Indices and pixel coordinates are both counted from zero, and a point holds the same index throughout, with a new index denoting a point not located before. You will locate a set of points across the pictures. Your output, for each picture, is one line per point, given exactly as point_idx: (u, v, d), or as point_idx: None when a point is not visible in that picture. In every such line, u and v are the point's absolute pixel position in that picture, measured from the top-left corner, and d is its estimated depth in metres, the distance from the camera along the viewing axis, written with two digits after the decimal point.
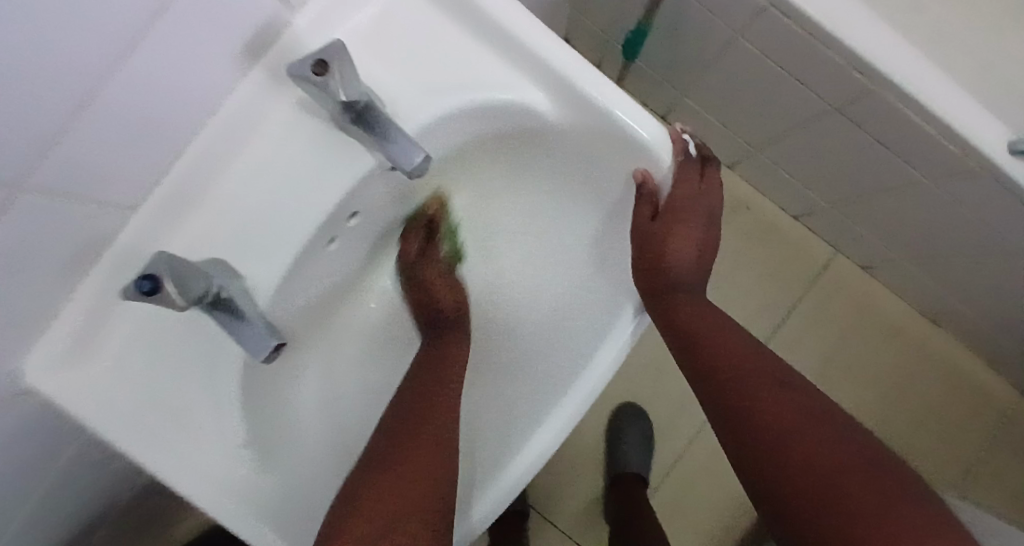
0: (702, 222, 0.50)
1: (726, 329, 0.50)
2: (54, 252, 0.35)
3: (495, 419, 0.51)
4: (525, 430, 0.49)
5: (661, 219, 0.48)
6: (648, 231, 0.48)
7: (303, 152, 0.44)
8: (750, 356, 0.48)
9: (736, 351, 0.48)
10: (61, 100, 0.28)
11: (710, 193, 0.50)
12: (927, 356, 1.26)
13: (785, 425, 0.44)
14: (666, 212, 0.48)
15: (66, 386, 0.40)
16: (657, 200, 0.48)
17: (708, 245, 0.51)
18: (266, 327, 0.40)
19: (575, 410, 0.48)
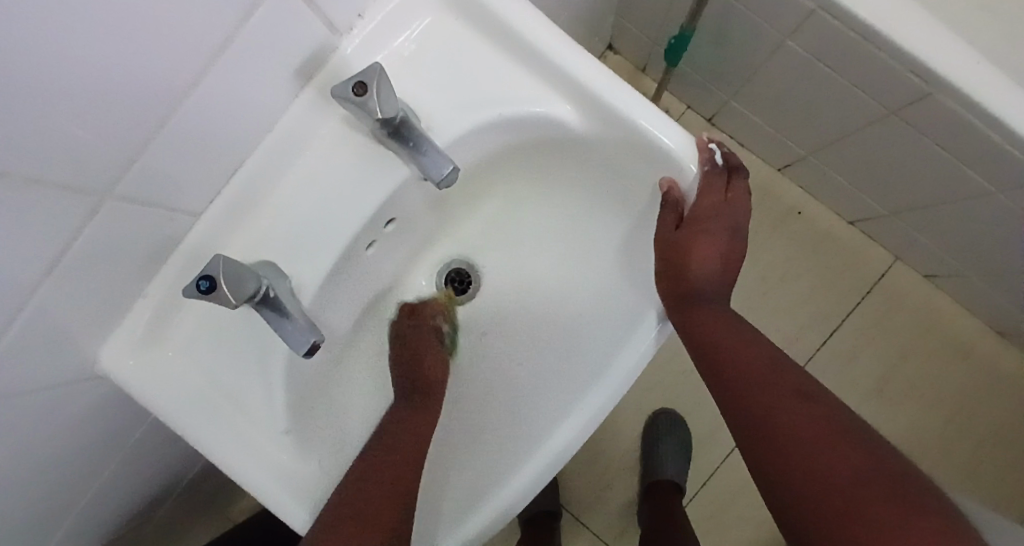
0: (727, 232, 0.51)
1: (750, 342, 0.50)
2: (129, 250, 0.40)
3: (518, 418, 0.54)
4: (544, 430, 0.50)
5: (686, 229, 0.49)
6: (672, 240, 0.49)
7: (345, 163, 0.47)
8: (770, 367, 0.49)
9: (757, 362, 0.49)
10: (131, 119, 0.32)
11: (735, 202, 0.50)
12: (993, 372, 1.18)
13: (806, 434, 0.44)
14: (691, 221, 0.49)
15: (141, 367, 0.46)
16: (682, 208, 0.49)
17: (733, 256, 0.52)
18: (308, 324, 0.43)
19: (599, 407, 0.48)
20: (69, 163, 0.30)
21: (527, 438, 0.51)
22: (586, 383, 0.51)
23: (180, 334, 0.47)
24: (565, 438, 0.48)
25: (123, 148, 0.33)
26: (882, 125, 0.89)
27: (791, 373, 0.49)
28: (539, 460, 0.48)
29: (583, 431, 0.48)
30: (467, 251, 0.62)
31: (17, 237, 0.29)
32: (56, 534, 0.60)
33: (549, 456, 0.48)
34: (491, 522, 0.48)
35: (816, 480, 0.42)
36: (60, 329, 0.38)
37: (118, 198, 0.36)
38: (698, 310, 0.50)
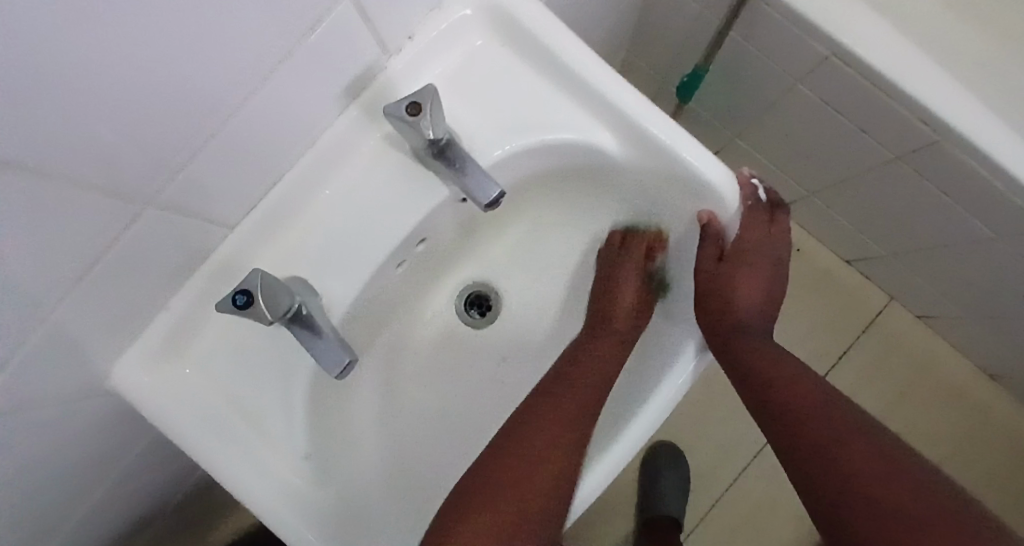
0: (769, 267, 0.52)
1: (801, 381, 0.49)
2: (161, 260, 0.39)
3: None
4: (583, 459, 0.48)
5: (727, 265, 0.49)
6: (712, 275, 0.49)
7: (385, 183, 0.47)
8: (819, 402, 0.47)
9: (807, 398, 0.47)
10: (185, 125, 0.31)
11: (778, 238, 0.51)
12: (985, 414, 1.20)
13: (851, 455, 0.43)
14: (732, 257, 0.49)
15: (155, 384, 0.44)
16: (724, 242, 0.49)
17: (770, 290, 0.52)
18: (341, 343, 0.42)
19: (637, 439, 0.46)
20: (113, 166, 0.29)
21: None
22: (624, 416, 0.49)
23: (199, 348, 0.45)
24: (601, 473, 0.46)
25: (165, 157, 0.32)
26: (886, 169, 0.92)
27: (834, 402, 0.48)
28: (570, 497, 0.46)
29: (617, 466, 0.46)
30: (490, 276, 0.62)
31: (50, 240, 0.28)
32: None
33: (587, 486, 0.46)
34: None
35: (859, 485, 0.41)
36: (76, 340, 0.36)
37: (159, 208, 0.34)
38: (739, 346, 0.51)
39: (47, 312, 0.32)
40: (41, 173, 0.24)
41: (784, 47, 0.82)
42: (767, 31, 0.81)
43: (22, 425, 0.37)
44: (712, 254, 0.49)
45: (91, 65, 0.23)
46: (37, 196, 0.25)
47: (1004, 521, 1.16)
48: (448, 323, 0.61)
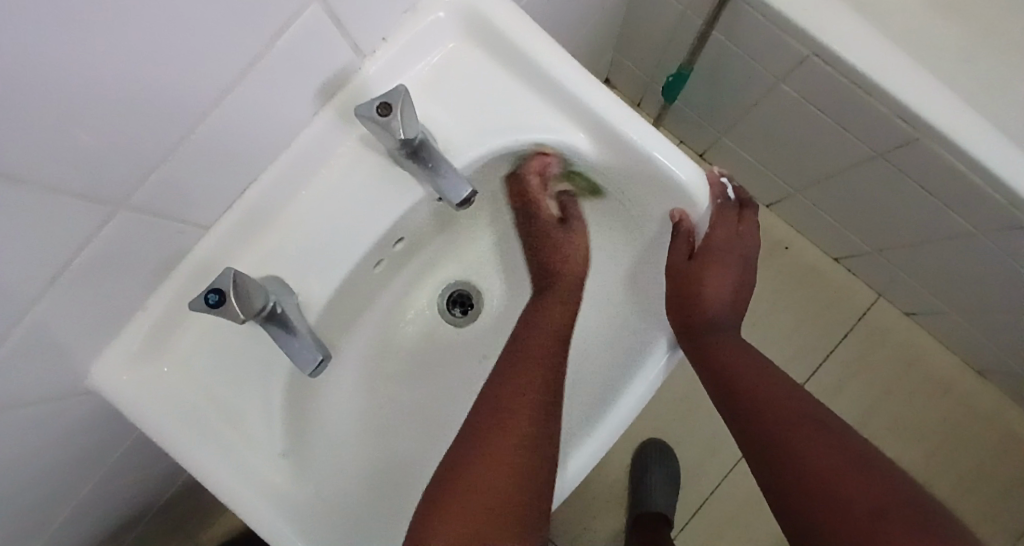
0: (738, 264, 0.52)
1: (766, 375, 0.51)
2: (137, 261, 0.39)
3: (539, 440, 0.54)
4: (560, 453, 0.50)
5: (702, 261, 0.49)
6: (685, 273, 0.50)
7: (361, 183, 0.47)
8: (781, 398, 0.49)
9: (770, 393, 0.49)
10: (159, 127, 0.32)
11: (747, 236, 0.52)
12: (972, 409, 1.21)
13: (815, 450, 0.45)
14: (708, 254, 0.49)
15: (134, 384, 0.44)
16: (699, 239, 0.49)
17: (740, 287, 0.53)
18: (314, 341, 0.43)
19: (610, 434, 0.48)
20: (88, 173, 0.29)
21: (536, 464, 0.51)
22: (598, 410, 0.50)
23: (178, 348, 0.45)
24: (577, 467, 0.48)
25: (138, 162, 0.32)
26: (869, 166, 0.92)
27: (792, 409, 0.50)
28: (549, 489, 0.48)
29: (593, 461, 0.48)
30: (470, 273, 0.63)
31: (25, 241, 0.28)
32: None
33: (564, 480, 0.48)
34: None
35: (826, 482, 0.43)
36: (51, 342, 0.37)
37: (134, 209, 0.35)
38: (708, 341, 0.52)
39: (19, 311, 0.32)
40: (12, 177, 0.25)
41: (765, 46, 0.83)
42: (749, 30, 0.82)
43: (2, 423, 0.37)
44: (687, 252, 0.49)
45: (60, 68, 0.23)
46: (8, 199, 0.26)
47: (991, 514, 1.17)
48: (429, 322, 0.61)
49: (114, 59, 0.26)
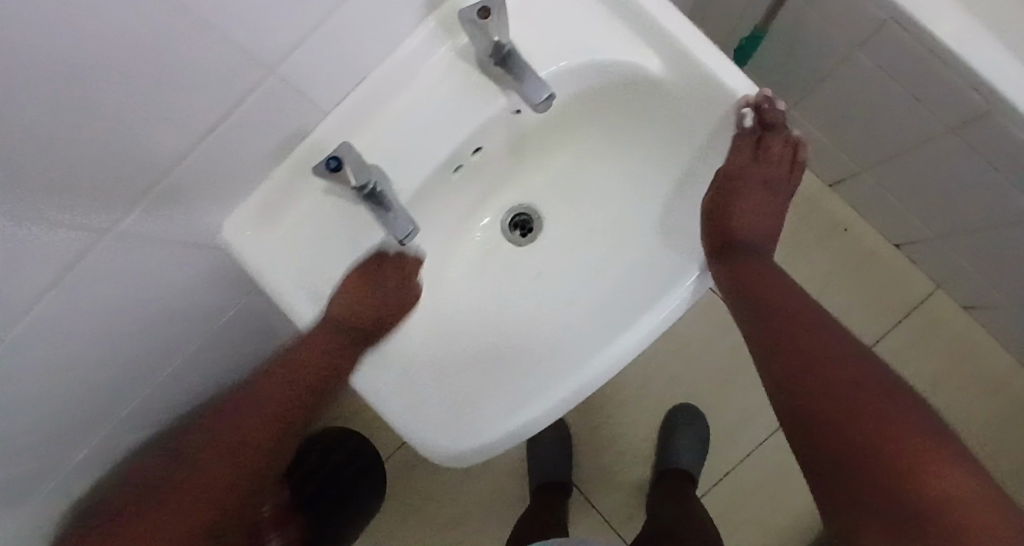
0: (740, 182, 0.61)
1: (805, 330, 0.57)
2: (271, 129, 0.47)
3: (585, 335, 0.60)
4: (584, 357, 0.55)
5: (734, 179, 0.58)
6: (720, 184, 0.61)
7: (455, 87, 0.54)
8: (818, 356, 0.55)
9: (810, 351, 0.55)
10: (309, 7, 0.40)
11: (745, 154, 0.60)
12: (1023, 411, 1.18)
13: (843, 415, 0.51)
14: (739, 174, 0.58)
15: (256, 237, 0.54)
16: (740, 161, 0.58)
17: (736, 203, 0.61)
18: (408, 215, 0.52)
19: (644, 334, 0.54)
20: (242, 33, 0.37)
21: (558, 367, 0.57)
22: (636, 314, 0.56)
23: (290, 214, 0.54)
24: (604, 364, 0.53)
25: (279, 38, 0.40)
26: (938, 143, 0.92)
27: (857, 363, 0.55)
28: (556, 394, 0.53)
29: (620, 358, 0.53)
30: (534, 196, 0.69)
31: (183, 80, 0.36)
32: (138, 397, 0.67)
33: (591, 373, 0.53)
34: (532, 424, 0.54)
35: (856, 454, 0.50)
36: (198, 183, 0.46)
37: (279, 78, 0.43)
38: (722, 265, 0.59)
39: (177, 147, 0.41)
40: (191, 15, 0.32)
41: (842, 11, 0.84)
42: None
43: (142, 246, 0.47)
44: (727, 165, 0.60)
45: None
46: (181, 34, 0.33)
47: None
48: (494, 234, 0.68)
49: None
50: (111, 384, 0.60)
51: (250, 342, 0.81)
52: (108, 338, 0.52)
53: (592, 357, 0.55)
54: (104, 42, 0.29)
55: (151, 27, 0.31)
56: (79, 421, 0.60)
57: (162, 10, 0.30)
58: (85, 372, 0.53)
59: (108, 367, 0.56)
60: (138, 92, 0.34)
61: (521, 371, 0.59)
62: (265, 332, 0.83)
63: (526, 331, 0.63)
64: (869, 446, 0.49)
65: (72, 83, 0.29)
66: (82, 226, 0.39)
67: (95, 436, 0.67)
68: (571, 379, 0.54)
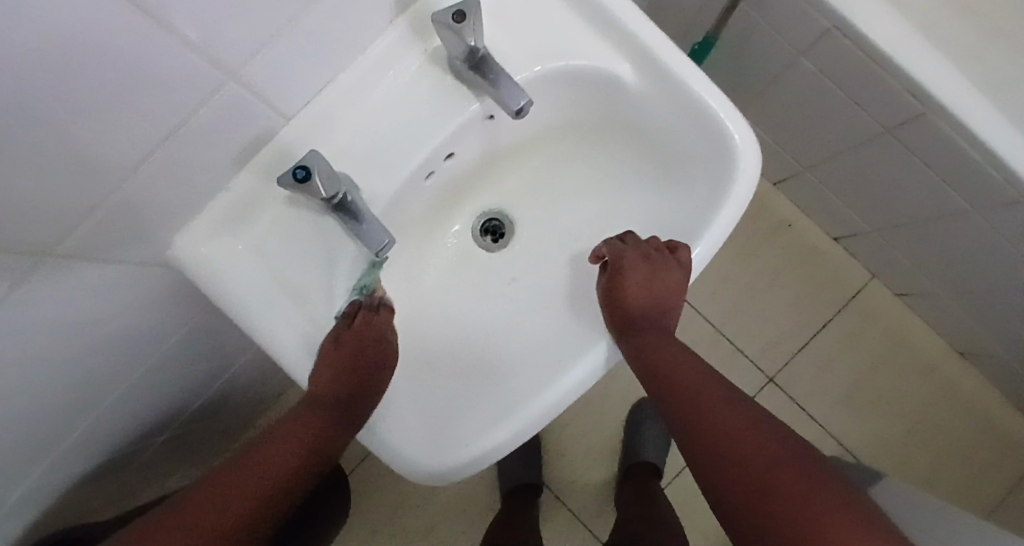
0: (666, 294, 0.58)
1: (689, 368, 0.56)
2: (229, 137, 0.44)
3: (558, 342, 0.59)
4: (534, 387, 0.54)
5: (632, 265, 0.57)
6: (611, 265, 0.58)
7: (424, 90, 0.52)
8: (702, 388, 0.54)
9: (693, 386, 0.54)
10: (274, 8, 0.37)
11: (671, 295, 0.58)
12: (954, 390, 1.27)
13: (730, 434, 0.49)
14: (638, 262, 0.56)
15: (213, 252, 0.50)
16: (642, 250, 0.57)
17: (661, 305, 0.59)
18: (380, 224, 0.49)
19: (592, 366, 0.54)
20: (203, 31, 0.34)
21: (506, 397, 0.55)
22: (587, 344, 0.56)
23: (251, 226, 0.51)
24: (552, 398, 0.52)
25: (243, 38, 0.37)
26: (875, 144, 0.98)
27: (773, 433, 0.49)
28: (505, 428, 0.52)
29: (569, 391, 0.53)
30: (504, 202, 0.68)
31: (140, 84, 0.33)
32: (78, 429, 0.62)
33: (540, 406, 0.52)
34: (488, 454, 0.52)
35: (740, 464, 0.47)
36: (148, 198, 0.42)
37: (240, 82, 0.40)
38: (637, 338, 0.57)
39: (130, 159, 0.38)
40: (146, 8, 0.29)
41: (789, 20, 0.88)
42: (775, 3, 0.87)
43: (89, 268, 0.43)
44: (621, 246, 0.58)
45: None
46: (139, 30, 0.30)
47: (961, 487, 1.24)
48: (462, 243, 0.67)
49: None
50: (48, 418, 0.54)
51: (203, 364, 0.76)
52: (46, 367, 0.47)
53: (545, 384, 0.54)
54: (55, 36, 0.25)
55: (108, 23, 0.28)
56: (10, 460, 0.54)
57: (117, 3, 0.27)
58: (18, 406, 0.48)
59: (45, 399, 0.51)
60: (90, 97, 0.31)
61: (465, 398, 0.56)
62: (220, 354, 0.78)
63: (501, 338, 0.62)
64: (754, 462, 0.46)
65: (19, 87, 0.26)
66: (28, 250, 0.35)
67: (29, 475, 0.61)
68: (520, 413, 0.52)
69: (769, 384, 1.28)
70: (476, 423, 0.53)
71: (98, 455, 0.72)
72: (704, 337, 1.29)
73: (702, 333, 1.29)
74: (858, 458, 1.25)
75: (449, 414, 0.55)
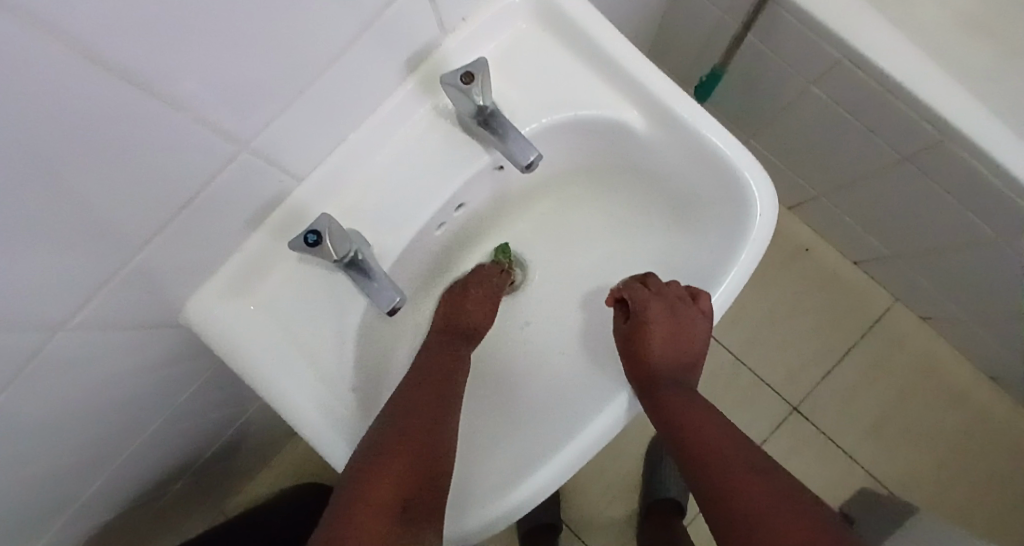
0: (692, 340, 0.57)
1: (712, 419, 0.55)
2: (241, 202, 0.45)
3: (576, 390, 0.58)
4: (557, 438, 0.53)
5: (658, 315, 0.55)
6: (633, 313, 0.57)
7: (437, 147, 0.53)
8: (727, 444, 0.52)
9: (716, 440, 0.52)
10: (283, 84, 0.38)
11: (696, 341, 0.57)
12: (986, 416, 1.23)
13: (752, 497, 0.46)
14: (662, 312, 0.55)
15: (226, 312, 0.50)
16: (665, 299, 0.56)
17: (683, 351, 0.58)
18: (391, 283, 0.49)
19: (613, 419, 0.52)
20: (210, 105, 0.34)
21: (530, 448, 0.53)
22: (608, 393, 0.55)
23: (264, 286, 0.51)
24: (576, 451, 0.51)
25: (252, 109, 0.37)
26: (891, 170, 0.96)
27: (806, 504, 0.46)
28: (530, 482, 0.50)
29: (594, 445, 0.51)
30: (516, 245, 0.67)
31: (148, 161, 0.33)
32: (92, 486, 0.62)
33: (565, 458, 0.51)
34: (507, 511, 0.50)
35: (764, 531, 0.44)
36: (157, 267, 0.42)
37: (252, 153, 0.41)
38: (661, 390, 0.55)
39: (141, 231, 0.38)
40: (155, 94, 0.30)
41: (799, 51, 0.87)
42: (784, 34, 0.86)
43: (104, 336, 0.43)
44: (645, 293, 0.57)
45: (221, 14, 0.29)
46: (141, 109, 0.30)
47: (999, 519, 1.19)
48: None
49: (256, 15, 0.31)
50: (61, 479, 0.54)
51: (219, 411, 0.77)
52: (62, 432, 0.47)
53: (566, 437, 0.52)
54: (48, 121, 0.25)
55: (107, 109, 0.28)
56: (26, 520, 0.54)
57: (113, 86, 0.27)
58: (32, 471, 0.48)
59: (57, 462, 0.51)
60: (98, 179, 0.31)
61: (485, 450, 0.55)
62: (234, 402, 0.78)
63: (516, 388, 0.61)
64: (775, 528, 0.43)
65: (14, 181, 0.25)
66: (37, 328, 0.35)
67: (46, 532, 0.61)
68: (546, 465, 0.51)
69: (793, 414, 1.25)
70: (488, 482, 0.52)
71: (112, 508, 0.72)
72: (723, 367, 1.27)
73: (721, 362, 1.27)
74: (889, 490, 1.21)
75: (469, 471, 0.53)
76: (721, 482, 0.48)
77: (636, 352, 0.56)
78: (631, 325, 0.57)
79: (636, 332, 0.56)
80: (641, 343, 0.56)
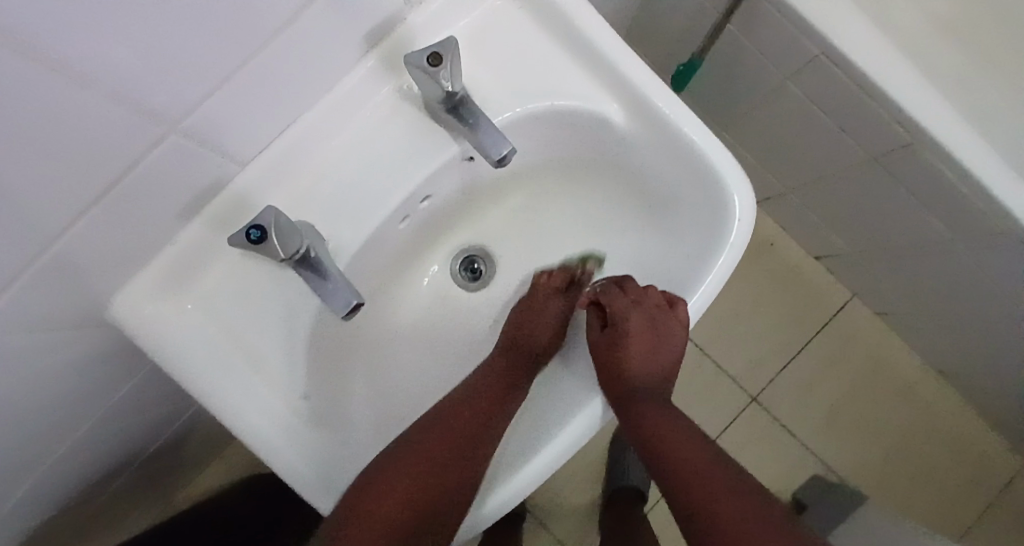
0: (670, 346, 0.55)
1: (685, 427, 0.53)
2: (174, 189, 0.40)
3: (545, 397, 0.55)
4: (524, 447, 0.50)
5: (635, 323, 0.53)
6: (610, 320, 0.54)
7: (399, 133, 0.49)
8: (700, 456, 0.50)
9: (688, 452, 0.51)
10: (224, 57, 0.33)
11: (673, 347, 0.55)
12: (932, 410, 1.28)
13: (725, 512, 0.44)
14: (639, 319, 0.53)
15: (159, 309, 0.45)
16: (642, 306, 0.53)
17: (660, 357, 0.56)
18: (348, 284, 0.44)
19: (580, 433, 0.49)
20: (139, 83, 0.29)
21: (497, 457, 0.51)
22: (576, 399, 0.52)
23: (203, 280, 0.46)
24: (540, 464, 0.48)
25: (185, 86, 0.32)
26: (859, 169, 0.96)
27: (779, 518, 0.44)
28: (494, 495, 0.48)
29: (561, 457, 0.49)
30: (484, 239, 0.64)
31: (62, 151, 0.28)
32: (12, 494, 0.56)
33: (530, 471, 0.48)
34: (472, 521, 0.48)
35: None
36: (74, 264, 0.37)
37: (184, 134, 0.36)
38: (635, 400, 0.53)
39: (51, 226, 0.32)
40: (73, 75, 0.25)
41: (777, 44, 0.85)
42: (764, 27, 0.84)
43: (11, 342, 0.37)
44: (623, 300, 0.54)
45: None
46: (59, 93, 0.25)
47: (939, 508, 1.24)
48: (440, 283, 0.63)
49: None
50: None
51: (161, 407, 0.71)
52: None
53: (531, 448, 0.50)
54: None
55: (23, 100, 0.23)
56: None
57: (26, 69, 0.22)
58: None
59: None
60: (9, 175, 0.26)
61: None
62: (178, 398, 0.72)
63: None
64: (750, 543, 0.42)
65: None
66: None
67: None
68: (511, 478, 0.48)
69: (752, 406, 1.26)
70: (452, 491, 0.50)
71: (38, 514, 0.66)
72: (687, 359, 1.27)
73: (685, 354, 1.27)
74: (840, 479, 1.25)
75: None
76: (695, 495, 0.46)
77: (612, 360, 0.54)
78: (608, 332, 0.55)
79: (614, 339, 0.54)
80: (618, 350, 0.54)
